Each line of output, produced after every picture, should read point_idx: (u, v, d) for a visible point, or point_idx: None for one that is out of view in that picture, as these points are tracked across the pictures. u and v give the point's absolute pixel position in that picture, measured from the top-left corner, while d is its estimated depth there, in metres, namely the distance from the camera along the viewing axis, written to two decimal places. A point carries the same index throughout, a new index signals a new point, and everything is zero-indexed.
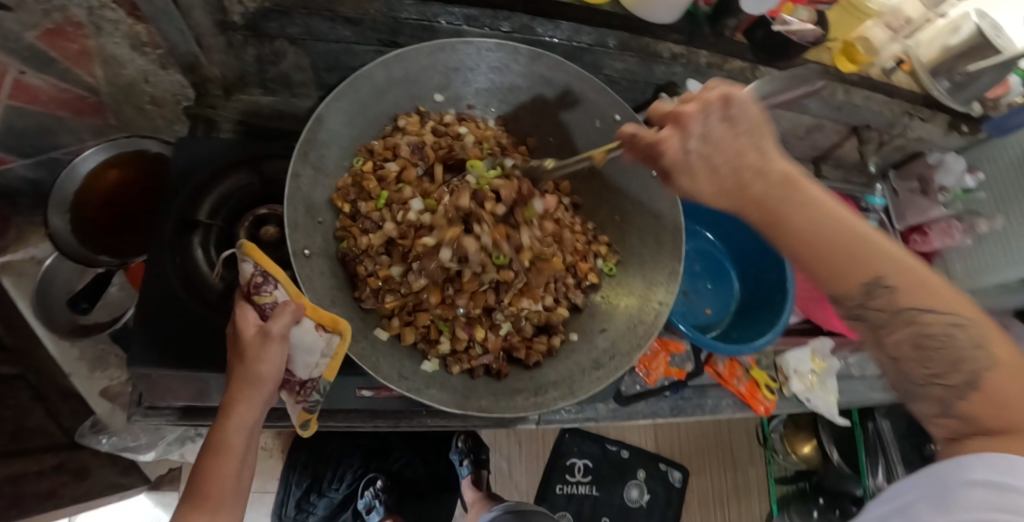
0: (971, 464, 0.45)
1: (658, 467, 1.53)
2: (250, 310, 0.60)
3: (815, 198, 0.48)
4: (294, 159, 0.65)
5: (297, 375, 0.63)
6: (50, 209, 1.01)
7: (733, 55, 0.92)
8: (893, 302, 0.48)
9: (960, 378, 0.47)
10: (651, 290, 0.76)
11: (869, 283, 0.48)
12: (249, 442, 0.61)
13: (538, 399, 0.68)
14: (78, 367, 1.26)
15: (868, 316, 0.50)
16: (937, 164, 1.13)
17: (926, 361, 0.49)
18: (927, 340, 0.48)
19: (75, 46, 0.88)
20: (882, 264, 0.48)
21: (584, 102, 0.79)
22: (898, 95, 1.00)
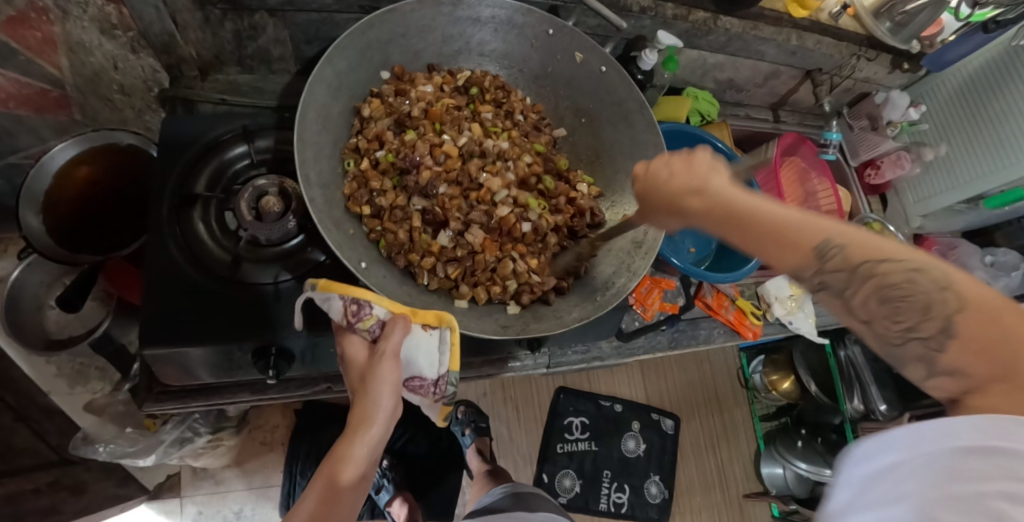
0: (959, 428, 0.39)
1: (651, 417, 1.59)
2: (356, 340, 0.65)
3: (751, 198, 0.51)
4: (297, 125, 0.67)
5: (427, 377, 0.67)
6: (24, 206, 0.95)
7: (695, 7, 0.97)
8: (844, 256, 0.49)
9: (933, 327, 0.46)
10: (639, 162, 0.82)
11: (819, 244, 0.49)
12: (371, 463, 0.60)
13: (616, 290, 0.74)
14: (57, 384, 1.12)
15: (829, 281, 0.50)
16: (885, 102, 1.20)
17: (895, 314, 0.49)
18: (889, 292, 0.48)
19: (39, 34, 0.85)
20: (815, 232, 0.50)
21: (518, 27, 0.83)
22: (846, 38, 1.09)
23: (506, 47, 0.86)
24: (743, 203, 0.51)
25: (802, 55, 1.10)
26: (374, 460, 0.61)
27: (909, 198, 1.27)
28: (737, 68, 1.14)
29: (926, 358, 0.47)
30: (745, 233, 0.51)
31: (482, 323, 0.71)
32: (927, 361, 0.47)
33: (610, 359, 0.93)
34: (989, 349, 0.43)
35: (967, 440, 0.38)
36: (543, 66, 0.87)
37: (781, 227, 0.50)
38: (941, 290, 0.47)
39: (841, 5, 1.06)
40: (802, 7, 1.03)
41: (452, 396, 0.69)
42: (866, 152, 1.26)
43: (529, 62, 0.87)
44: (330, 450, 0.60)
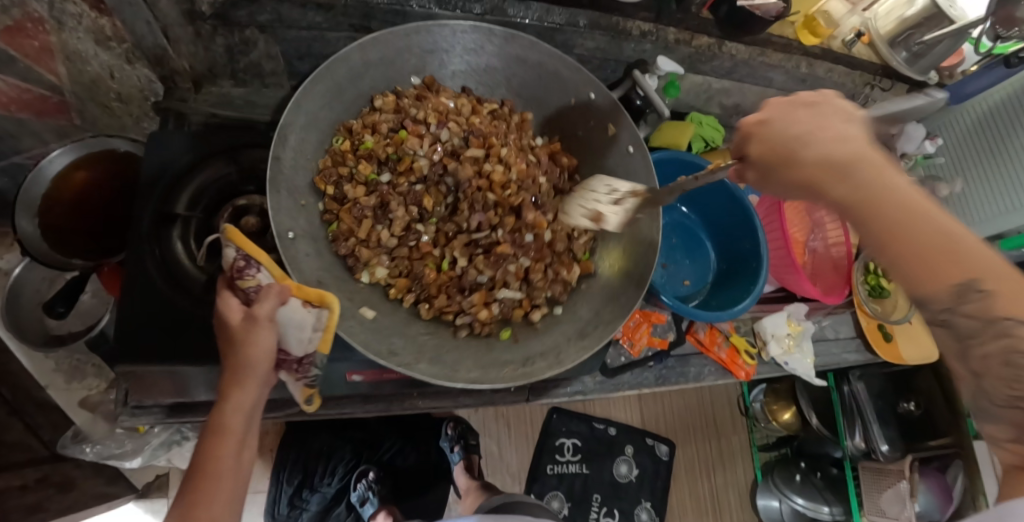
0: None
1: (645, 441, 1.56)
2: (233, 297, 0.62)
3: (931, 221, 0.44)
4: (273, 142, 0.68)
5: (292, 353, 0.64)
6: (18, 211, 0.96)
7: (699, 32, 0.94)
8: (983, 308, 0.43)
9: None
10: (631, 260, 0.79)
11: (961, 284, 0.43)
12: (249, 425, 0.62)
13: (527, 369, 0.71)
14: (54, 378, 1.24)
15: (954, 322, 0.44)
16: (899, 133, 1.17)
17: (1012, 380, 0.44)
18: (1017, 357, 0.43)
19: (37, 43, 0.86)
20: (965, 265, 0.43)
21: (558, 79, 0.82)
22: (859, 67, 1.05)
23: (539, 93, 0.86)
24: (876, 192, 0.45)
25: (813, 82, 1.05)
26: (259, 409, 0.63)
27: None
28: (744, 94, 1.10)
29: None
30: (880, 245, 0.45)
31: (370, 340, 0.67)
32: (1021, 427, 0.44)
33: (593, 394, 0.90)
34: None
35: None
36: (572, 125, 0.86)
37: (938, 259, 0.43)
38: None
39: (855, 33, 1.02)
40: (814, 34, 0.99)
41: (315, 378, 0.68)
42: None
43: (559, 116, 0.86)
44: (206, 419, 0.61)
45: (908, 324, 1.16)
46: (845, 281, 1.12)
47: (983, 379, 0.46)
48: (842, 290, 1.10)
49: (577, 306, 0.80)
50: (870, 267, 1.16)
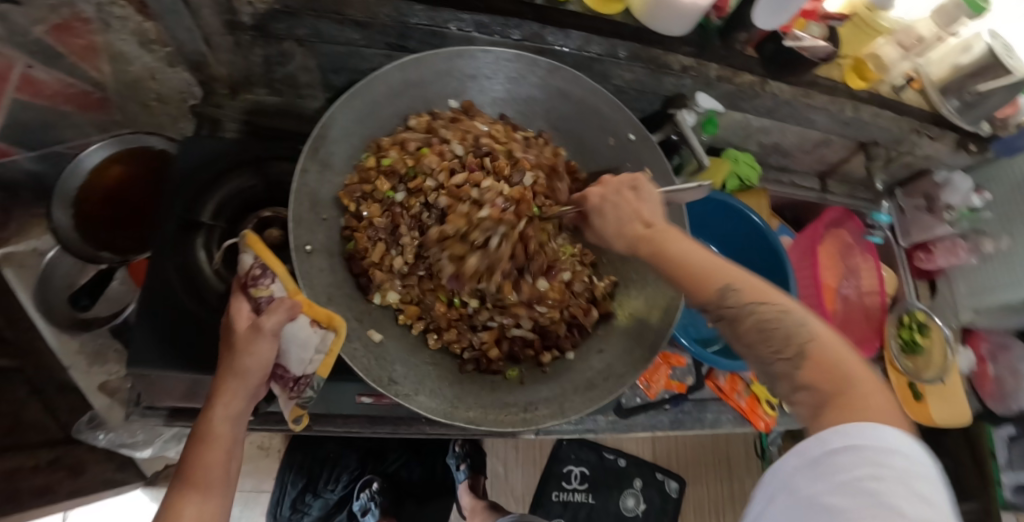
0: (830, 436, 0.51)
1: (655, 476, 1.51)
2: (245, 302, 0.63)
3: (687, 245, 0.64)
4: (303, 155, 0.67)
5: (291, 370, 0.64)
6: (54, 202, 0.99)
7: (744, 69, 0.91)
8: (741, 299, 0.59)
9: (793, 350, 0.56)
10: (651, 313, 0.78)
11: (722, 287, 0.60)
12: (237, 431, 0.64)
13: (527, 416, 0.70)
14: (76, 361, 1.21)
15: (726, 316, 0.60)
16: (943, 183, 1.13)
17: (769, 344, 0.58)
18: (766, 325, 0.58)
19: (82, 42, 0.88)
20: (722, 275, 0.61)
21: (598, 117, 0.81)
22: (907, 113, 1.00)
23: (580, 129, 0.85)
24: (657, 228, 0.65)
25: (857, 127, 1.00)
26: (248, 413, 0.65)
27: (961, 288, 1.17)
28: (785, 132, 1.07)
29: (789, 375, 0.56)
30: (671, 267, 0.63)
31: (370, 365, 0.68)
32: (790, 377, 0.56)
33: (603, 434, 0.88)
34: (834, 373, 0.54)
35: (836, 444, 0.50)
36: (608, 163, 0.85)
37: (699, 270, 0.61)
38: (800, 324, 0.57)
39: (906, 78, 0.99)
40: (863, 78, 0.96)
41: (309, 400, 0.65)
42: (918, 234, 1.17)
43: (598, 155, 0.85)
44: (195, 423, 0.63)
45: (942, 384, 1.11)
46: (876, 335, 1.10)
47: (757, 350, 0.60)
48: (875, 344, 1.09)
49: (589, 354, 0.79)
50: (905, 320, 1.12)
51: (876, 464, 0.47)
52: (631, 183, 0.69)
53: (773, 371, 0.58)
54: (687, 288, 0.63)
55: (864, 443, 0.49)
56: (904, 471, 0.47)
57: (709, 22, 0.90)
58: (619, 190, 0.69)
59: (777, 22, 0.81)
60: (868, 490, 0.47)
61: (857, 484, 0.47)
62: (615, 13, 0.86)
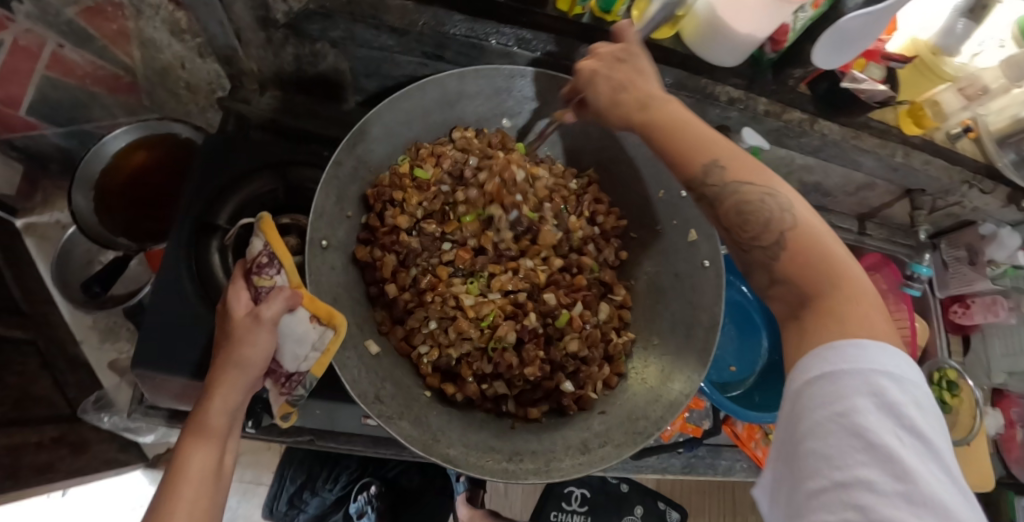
0: (811, 365, 0.49)
1: (657, 504, 1.46)
2: (245, 291, 0.59)
3: (677, 116, 0.63)
4: (340, 147, 0.64)
5: (283, 366, 0.60)
6: (75, 185, 0.97)
7: (792, 105, 0.87)
8: (723, 178, 0.58)
9: (772, 237, 0.55)
10: (668, 379, 0.74)
11: (708, 163, 0.59)
12: (232, 424, 0.58)
13: (509, 467, 0.65)
14: (89, 335, 1.35)
15: (706, 194, 0.59)
16: (990, 236, 1.07)
17: (744, 226, 0.56)
18: (744, 208, 0.57)
19: (114, 26, 0.86)
20: (711, 151, 0.59)
21: (650, 158, 0.78)
22: (959, 162, 0.95)
23: (628, 174, 0.82)
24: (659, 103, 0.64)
25: (906, 173, 0.96)
26: (243, 407, 0.59)
27: (998, 346, 1.12)
28: (828, 171, 1.03)
29: (766, 265, 0.56)
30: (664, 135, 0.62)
31: (360, 376, 0.61)
32: (768, 267, 0.56)
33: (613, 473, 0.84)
34: (807, 267, 0.53)
35: (813, 373, 0.48)
36: (655, 217, 0.81)
37: (686, 142, 0.61)
38: (782, 211, 0.55)
39: (964, 127, 0.93)
40: (918, 124, 0.91)
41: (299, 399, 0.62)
42: (956, 286, 1.12)
43: (638, 194, 0.82)
44: (189, 413, 0.57)
45: (969, 447, 1.06)
46: None
47: (734, 235, 0.58)
48: None
49: (590, 417, 0.74)
50: (935, 377, 1.08)
51: (864, 395, 0.45)
52: (625, 56, 0.66)
53: (751, 260, 0.57)
54: (671, 166, 0.62)
55: (844, 369, 0.47)
56: (894, 397, 0.45)
57: (762, 55, 0.83)
58: (613, 63, 0.66)
59: (836, 63, 0.77)
60: (860, 430, 0.44)
61: (848, 424, 0.45)
62: (665, 38, 0.81)
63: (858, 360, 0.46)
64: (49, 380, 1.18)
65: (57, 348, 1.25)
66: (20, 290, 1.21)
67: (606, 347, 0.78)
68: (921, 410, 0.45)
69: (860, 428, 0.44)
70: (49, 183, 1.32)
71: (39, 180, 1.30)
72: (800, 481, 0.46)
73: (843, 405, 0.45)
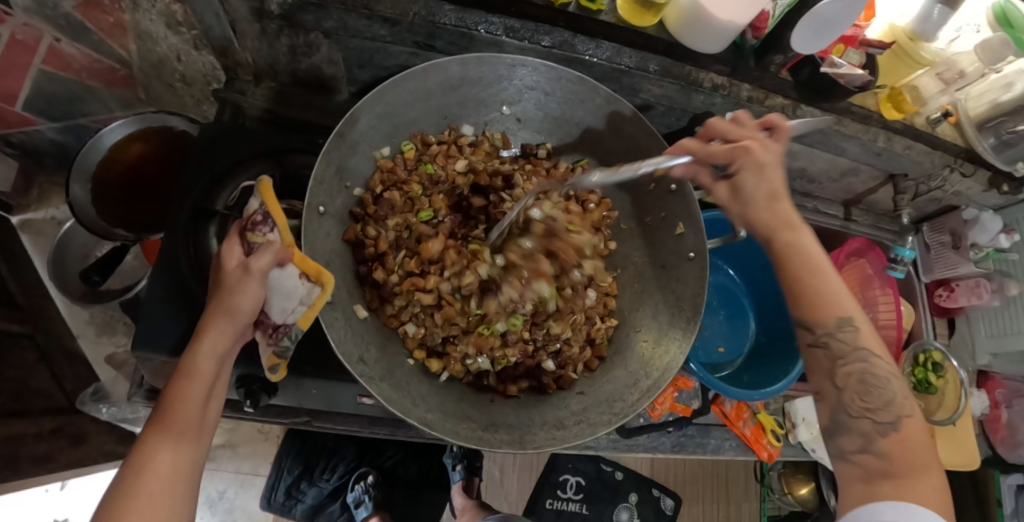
0: (883, 509, 0.55)
1: (651, 492, 1.49)
2: (237, 247, 0.59)
3: (822, 264, 0.67)
4: (342, 120, 0.65)
5: (271, 318, 0.61)
6: (73, 177, 0.99)
7: (775, 92, 0.89)
8: (854, 337, 0.64)
9: (887, 416, 0.62)
10: (663, 342, 0.77)
11: (842, 319, 0.64)
12: (222, 372, 0.58)
13: (484, 437, 0.67)
14: (87, 330, 1.35)
15: (831, 344, 0.65)
16: (972, 221, 1.09)
17: (865, 396, 0.63)
18: (868, 378, 0.64)
19: (111, 19, 0.88)
20: (844, 306, 0.65)
21: (646, 155, 0.78)
22: (940, 147, 0.97)
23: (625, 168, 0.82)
24: (803, 252, 0.67)
25: (888, 157, 0.98)
26: (232, 355, 0.60)
27: (982, 329, 1.14)
28: (812, 157, 1.05)
29: (869, 435, 0.62)
30: (793, 274, 0.67)
31: (348, 341, 0.64)
32: (867, 437, 0.62)
33: (604, 452, 0.87)
34: (911, 450, 0.60)
35: (885, 515, 0.55)
36: (646, 213, 0.82)
37: (820, 286, 0.66)
38: (904, 399, 0.62)
39: (943, 112, 0.95)
40: (898, 109, 0.92)
41: (286, 349, 0.63)
42: (941, 270, 1.14)
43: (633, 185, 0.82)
44: (180, 358, 0.57)
45: (953, 426, 1.09)
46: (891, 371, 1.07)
47: (843, 397, 0.64)
48: None
49: (568, 396, 0.76)
50: (920, 359, 1.10)
51: None
52: (756, 167, 0.69)
53: (852, 425, 0.63)
54: (800, 309, 0.67)
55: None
56: None
57: (744, 41, 0.85)
58: (772, 166, 0.69)
59: (815, 47, 0.79)
60: None
61: None
62: (649, 25, 0.83)
63: None
64: (47, 373, 1.19)
65: (55, 341, 1.26)
66: (17, 284, 1.22)
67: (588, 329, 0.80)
68: None
69: None
70: (44, 178, 1.33)
71: (34, 176, 1.31)
72: None
73: None
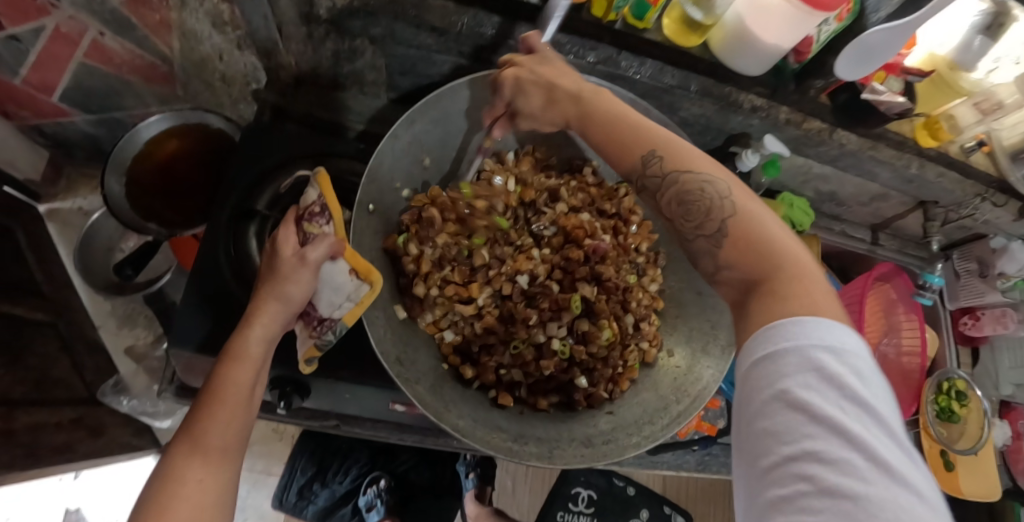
0: (754, 342, 0.50)
1: (663, 509, 1.47)
2: (293, 234, 0.60)
3: (618, 112, 0.66)
4: (400, 121, 0.66)
5: (318, 310, 0.61)
6: (109, 169, 1.00)
7: (812, 115, 0.90)
8: (665, 166, 0.62)
9: (713, 225, 0.59)
10: (696, 360, 0.76)
11: (647, 153, 0.63)
12: (265, 362, 0.59)
13: (514, 447, 0.64)
14: (108, 321, 1.34)
15: (647, 185, 0.63)
16: (1000, 250, 1.08)
17: (688, 215, 0.60)
18: (687, 196, 0.60)
19: (158, 17, 0.89)
20: (650, 143, 0.63)
21: None
22: (971, 176, 0.97)
23: None
24: (599, 104, 0.67)
25: (919, 185, 0.99)
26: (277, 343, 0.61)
27: (1007, 359, 1.15)
28: (843, 181, 1.05)
29: (710, 252, 0.59)
30: (608, 137, 0.66)
31: (386, 341, 0.64)
32: (712, 254, 0.59)
33: (630, 468, 0.87)
34: (746, 247, 0.56)
35: (756, 350, 0.50)
36: None
37: (630, 137, 0.64)
38: (722, 197, 0.59)
39: (977, 141, 0.96)
40: (933, 137, 0.92)
41: (327, 344, 0.62)
42: (966, 298, 1.15)
43: None
44: (227, 342, 0.58)
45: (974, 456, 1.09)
46: (913, 398, 1.07)
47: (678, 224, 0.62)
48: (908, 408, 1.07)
49: (598, 415, 0.73)
50: (943, 387, 1.09)
51: (810, 372, 0.46)
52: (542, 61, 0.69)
53: (697, 248, 0.61)
54: (612, 160, 0.67)
55: (786, 344, 0.48)
56: (829, 366, 0.46)
57: (786, 65, 0.85)
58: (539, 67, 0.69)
59: (860, 73, 0.78)
60: (803, 403, 0.45)
61: (793, 397, 0.46)
62: (694, 44, 0.83)
63: (805, 334, 0.47)
64: (68, 362, 1.19)
65: (78, 331, 1.27)
66: (42, 273, 1.23)
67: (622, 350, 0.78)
68: (866, 383, 0.46)
69: (802, 399, 0.45)
70: (73, 169, 1.34)
71: (64, 166, 1.33)
72: (756, 458, 0.47)
73: (788, 381, 0.46)
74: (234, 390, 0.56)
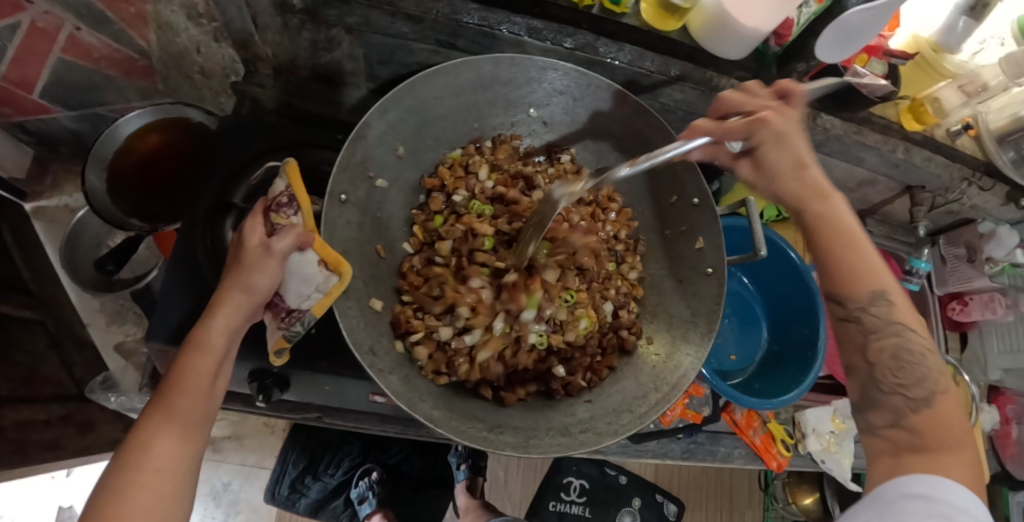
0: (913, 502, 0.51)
1: (654, 498, 1.48)
2: (261, 225, 0.59)
3: (849, 228, 0.64)
4: (371, 109, 0.65)
5: (286, 301, 0.61)
6: (90, 163, 0.99)
7: None
8: (891, 312, 0.62)
9: (921, 392, 0.59)
10: (675, 349, 0.76)
11: (877, 291, 0.62)
12: (229, 351, 0.58)
13: (491, 437, 0.64)
14: (97, 318, 1.34)
15: (864, 318, 0.62)
16: (988, 234, 1.08)
17: (898, 374, 0.61)
18: (902, 354, 0.61)
19: (132, 9, 0.88)
20: (874, 278, 0.63)
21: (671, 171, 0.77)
22: (958, 159, 0.96)
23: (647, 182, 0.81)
24: (833, 215, 0.64)
25: (905, 169, 0.98)
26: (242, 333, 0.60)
27: (995, 343, 1.14)
28: (830, 167, 1.05)
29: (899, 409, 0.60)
30: (821, 239, 0.64)
31: (360, 332, 0.64)
32: (899, 412, 0.60)
33: (614, 456, 0.87)
34: (941, 428, 0.57)
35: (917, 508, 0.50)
36: (668, 223, 0.81)
37: (843, 254, 0.63)
38: (938, 374, 0.60)
39: (963, 124, 0.94)
40: (918, 121, 0.91)
41: (297, 334, 0.63)
42: (954, 284, 1.14)
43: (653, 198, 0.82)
44: (189, 332, 0.58)
45: None
46: None
47: (876, 373, 0.62)
48: None
49: (576, 404, 0.73)
50: None
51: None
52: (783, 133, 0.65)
53: (885, 400, 0.61)
54: (831, 284, 0.64)
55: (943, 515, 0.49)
56: None
57: (768, 48, 0.86)
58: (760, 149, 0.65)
59: (840, 55, 0.78)
60: None
61: None
62: (673, 29, 0.83)
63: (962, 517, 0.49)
64: (56, 359, 1.19)
65: (66, 328, 1.27)
66: (28, 270, 1.22)
67: (601, 339, 0.78)
68: None
69: None
70: (60, 165, 1.33)
71: (50, 163, 1.32)
72: None
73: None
74: (194, 380, 0.55)
